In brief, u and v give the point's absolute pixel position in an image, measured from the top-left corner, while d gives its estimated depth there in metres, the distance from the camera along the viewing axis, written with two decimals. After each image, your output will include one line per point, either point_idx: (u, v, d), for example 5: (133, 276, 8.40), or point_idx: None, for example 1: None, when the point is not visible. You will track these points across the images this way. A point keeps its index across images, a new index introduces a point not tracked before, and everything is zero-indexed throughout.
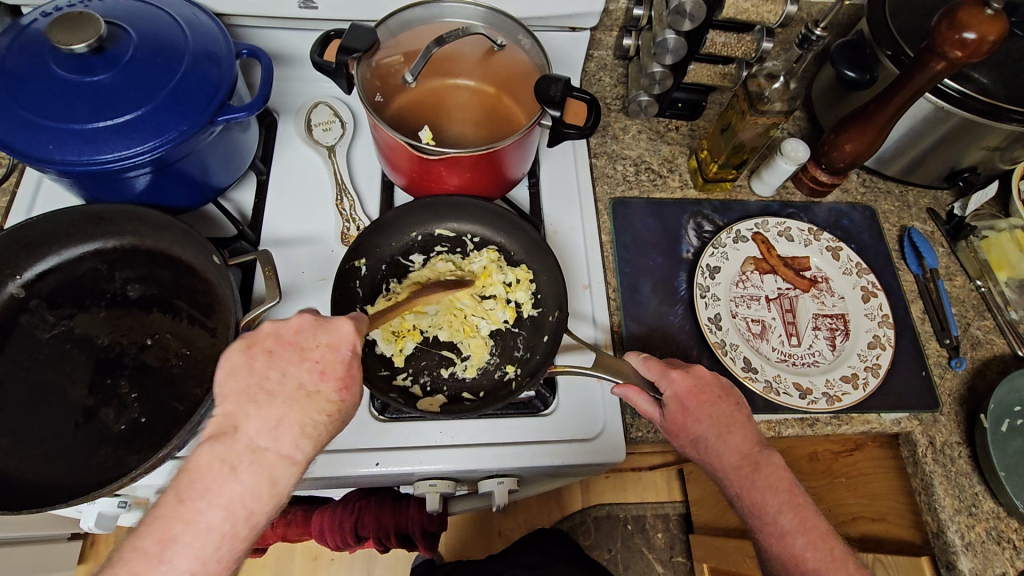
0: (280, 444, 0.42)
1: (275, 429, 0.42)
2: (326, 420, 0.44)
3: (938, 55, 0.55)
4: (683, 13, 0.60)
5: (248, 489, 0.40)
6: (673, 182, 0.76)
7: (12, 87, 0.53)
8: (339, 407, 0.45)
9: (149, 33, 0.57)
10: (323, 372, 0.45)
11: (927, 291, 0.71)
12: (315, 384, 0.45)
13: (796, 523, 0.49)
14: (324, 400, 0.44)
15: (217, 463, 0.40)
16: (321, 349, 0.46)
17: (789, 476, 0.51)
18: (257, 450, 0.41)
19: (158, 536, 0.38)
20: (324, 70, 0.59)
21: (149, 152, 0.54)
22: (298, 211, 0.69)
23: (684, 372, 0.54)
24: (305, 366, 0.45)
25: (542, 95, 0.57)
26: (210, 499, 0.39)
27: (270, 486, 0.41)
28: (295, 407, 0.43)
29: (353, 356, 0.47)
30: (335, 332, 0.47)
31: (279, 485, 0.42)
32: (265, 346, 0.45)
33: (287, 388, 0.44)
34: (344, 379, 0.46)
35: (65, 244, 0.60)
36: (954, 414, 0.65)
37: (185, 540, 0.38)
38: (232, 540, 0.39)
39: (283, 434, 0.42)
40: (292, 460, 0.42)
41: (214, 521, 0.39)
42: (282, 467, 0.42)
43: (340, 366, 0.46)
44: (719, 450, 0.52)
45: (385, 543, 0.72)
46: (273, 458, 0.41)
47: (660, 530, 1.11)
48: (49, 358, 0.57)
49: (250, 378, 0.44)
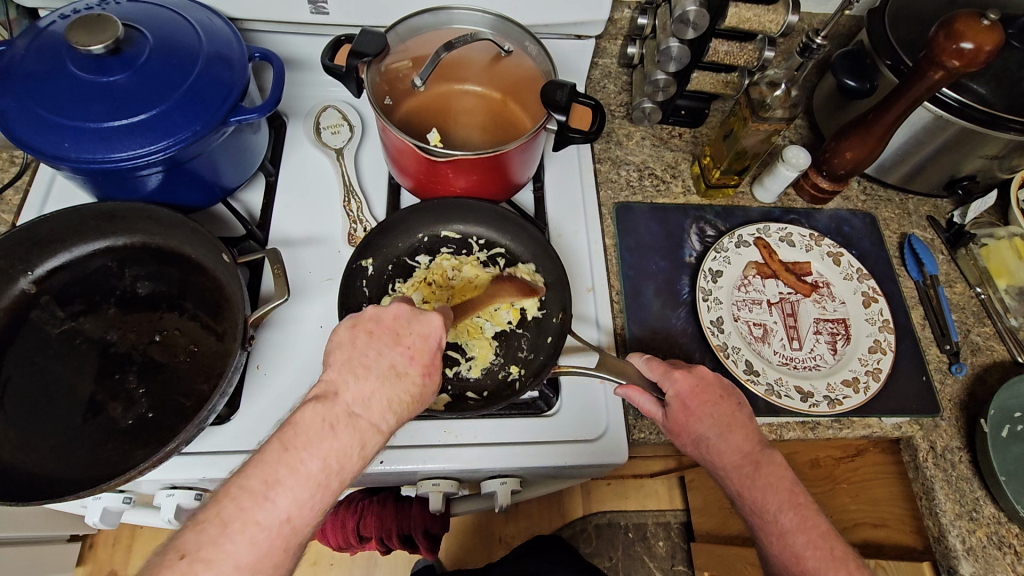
0: (372, 413, 0.43)
1: (369, 400, 0.43)
2: (408, 401, 0.45)
3: (936, 65, 0.56)
4: (687, 22, 0.62)
5: (343, 451, 0.41)
6: (676, 188, 0.77)
7: (29, 86, 0.55)
8: (420, 389, 0.46)
9: (164, 36, 0.58)
10: (412, 358, 0.46)
11: (927, 297, 0.72)
12: (403, 367, 0.45)
13: (796, 522, 0.49)
14: (410, 382, 0.45)
15: (318, 423, 0.41)
16: (413, 337, 0.47)
17: (789, 474, 0.51)
18: (353, 416, 0.42)
19: (263, 478, 0.38)
20: (334, 74, 0.60)
21: (162, 151, 0.55)
22: (306, 212, 0.70)
23: (686, 372, 0.54)
24: (397, 349, 0.46)
25: (548, 99, 0.58)
26: (312, 450, 0.40)
27: (360, 448, 0.42)
28: (385, 384, 0.44)
29: (440, 349, 0.48)
30: (427, 324, 0.48)
31: (367, 449, 0.42)
32: (367, 326, 0.47)
33: (380, 367, 0.45)
34: (429, 367, 0.47)
35: (77, 241, 0.61)
36: (955, 419, 0.65)
37: (284, 485, 0.39)
38: (325, 491, 0.40)
39: (375, 404, 0.43)
40: (379, 430, 0.43)
41: (313, 470, 0.39)
42: (370, 435, 0.43)
43: (427, 354, 0.47)
44: (718, 449, 0.52)
45: (387, 544, 0.72)
46: (366, 424, 0.42)
47: (661, 539, 1.11)
48: (58, 353, 0.58)
49: (352, 352, 0.45)
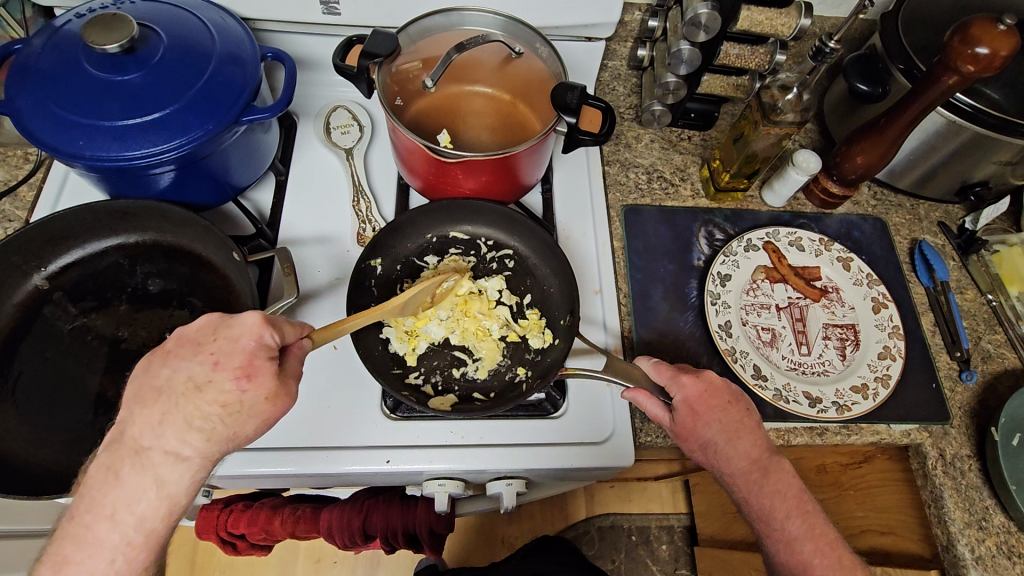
0: (166, 442, 0.39)
1: (159, 428, 0.39)
2: (222, 415, 0.40)
3: (950, 70, 0.56)
4: (698, 24, 0.62)
5: (131, 496, 0.38)
6: (684, 191, 0.77)
7: (44, 84, 0.55)
8: (239, 399, 0.41)
9: (178, 36, 0.59)
10: (217, 364, 0.41)
11: (937, 304, 0.71)
12: (206, 377, 0.40)
13: (804, 531, 0.49)
14: (217, 391, 0.40)
15: (101, 474, 0.39)
16: (219, 342, 0.42)
17: (797, 482, 0.51)
18: (142, 451, 0.39)
19: (53, 561, 0.38)
20: (346, 74, 0.60)
21: (175, 150, 0.56)
22: (315, 211, 0.70)
23: (695, 377, 0.54)
24: (197, 359, 0.41)
25: (558, 102, 0.58)
26: (97, 512, 0.39)
27: (158, 488, 0.39)
28: (181, 402, 0.40)
29: (259, 347, 0.42)
30: (236, 326, 0.43)
31: (171, 487, 0.39)
32: (164, 346, 0.43)
33: (177, 385, 0.40)
34: (243, 368, 0.41)
35: (89, 238, 0.62)
36: (964, 427, 0.64)
37: (76, 562, 0.38)
38: (130, 550, 0.39)
39: (167, 433, 0.39)
40: (182, 458, 0.40)
41: (102, 535, 0.38)
42: (171, 466, 0.39)
43: (240, 357, 0.41)
44: (727, 455, 0.52)
45: (393, 543, 0.73)
46: (157, 457, 0.39)
47: (665, 542, 1.10)
48: (70, 348, 0.58)
49: (144, 378, 0.41)
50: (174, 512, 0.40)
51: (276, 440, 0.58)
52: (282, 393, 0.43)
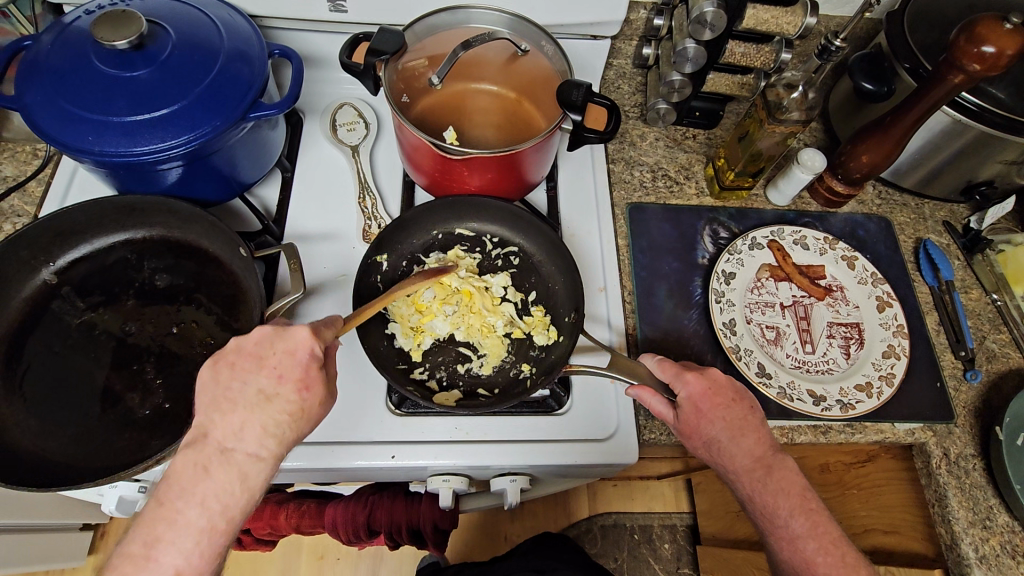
0: (247, 443, 0.42)
1: (240, 433, 0.42)
2: (290, 420, 0.44)
3: (956, 68, 0.56)
4: (705, 23, 0.61)
5: (220, 487, 0.40)
6: (689, 189, 0.77)
7: (53, 80, 0.56)
8: (301, 407, 0.45)
9: (186, 32, 0.59)
10: (281, 377, 0.44)
11: (942, 303, 0.71)
12: (274, 388, 0.44)
13: (808, 529, 0.49)
14: (284, 402, 0.44)
15: (189, 468, 0.40)
16: (279, 356, 0.45)
17: (801, 480, 0.51)
18: (226, 451, 0.41)
19: (142, 539, 0.39)
20: (352, 72, 0.61)
21: (183, 146, 0.56)
22: (320, 208, 0.71)
23: (699, 374, 0.54)
24: (263, 372, 0.44)
25: (563, 99, 0.58)
26: (187, 498, 0.40)
27: (241, 481, 0.41)
28: (256, 411, 0.43)
29: (312, 358, 0.45)
30: (292, 339, 0.45)
31: (251, 480, 0.42)
32: (228, 359, 0.45)
33: (248, 395, 0.43)
34: (304, 380, 0.45)
35: (97, 234, 0.62)
36: (969, 427, 0.64)
37: (165, 540, 0.39)
38: (212, 534, 0.40)
39: (247, 435, 0.42)
40: (259, 457, 0.42)
41: (193, 519, 0.39)
42: (251, 465, 0.42)
43: (299, 369, 0.45)
44: (731, 452, 0.52)
45: (398, 539, 0.73)
46: (241, 457, 0.42)
47: (667, 541, 1.10)
48: (78, 342, 0.59)
49: (216, 389, 0.44)
50: (251, 505, 0.42)
51: None
52: (331, 395, 0.47)
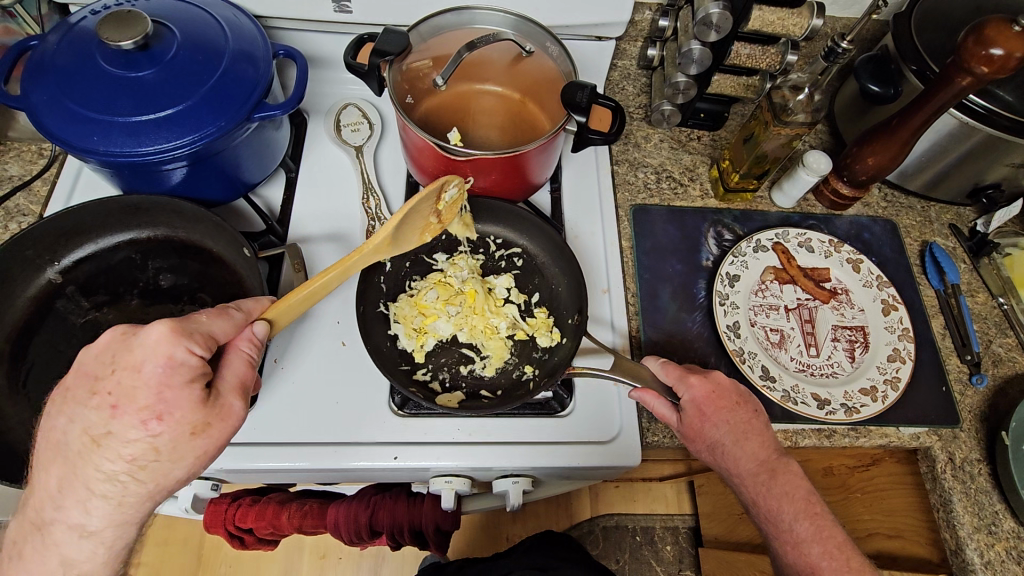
0: (68, 510, 0.43)
1: (60, 495, 0.43)
2: (131, 464, 0.43)
3: (963, 70, 0.56)
4: (710, 24, 0.61)
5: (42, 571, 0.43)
6: (693, 191, 0.77)
7: (59, 79, 0.56)
8: (153, 445, 0.43)
9: (192, 33, 0.59)
10: (118, 408, 0.42)
11: (948, 307, 0.71)
12: (105, 425, 0.42)
13: (813, 532, 0.49)
14: (119, 439, 0.42)
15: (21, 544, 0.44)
16: (116, 379, 0.43)
17: (806, 483, 0.51)
18: (48, 523, 0.43)
19: None
20: (356, 72, 0.61)
21: (187, 146, 0.56)
22: (324, 209, 0.71)
23: (703, 378, 0.54)
24: (94, 403, 0.43)
25: (568, 101, 0.58)
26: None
27: (63, 560, 0.44)
28: (86, 456, 0.42)
29: (168, 371, 0.43)
30: (137, 353, 0.43)
31: (77, 553, 0.44)
32: (68, 384, 0.44)
33: (77, 441, 0.43)
34: (149, 409, 0.42)
35: (102, 233, 0.62)
36: (974, 431, 0.64)
37: None
38: None
39: (69, 504, 0.43)
40: (85, 529, 0.43)
41: None
42: (77, 534, 0.43)
43: (145, 394, 0.42)
44: (735, 455, 0.52)
45: (399, 540, 0.73)
46: (62, 531, 0.43)
47: (669, 543, 1.10)
48: (82, 342, 0.59)
49: (50, 426, 0.44)
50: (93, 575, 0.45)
51: (286, 436, 0.58)
52: (211, 416, 0.44)
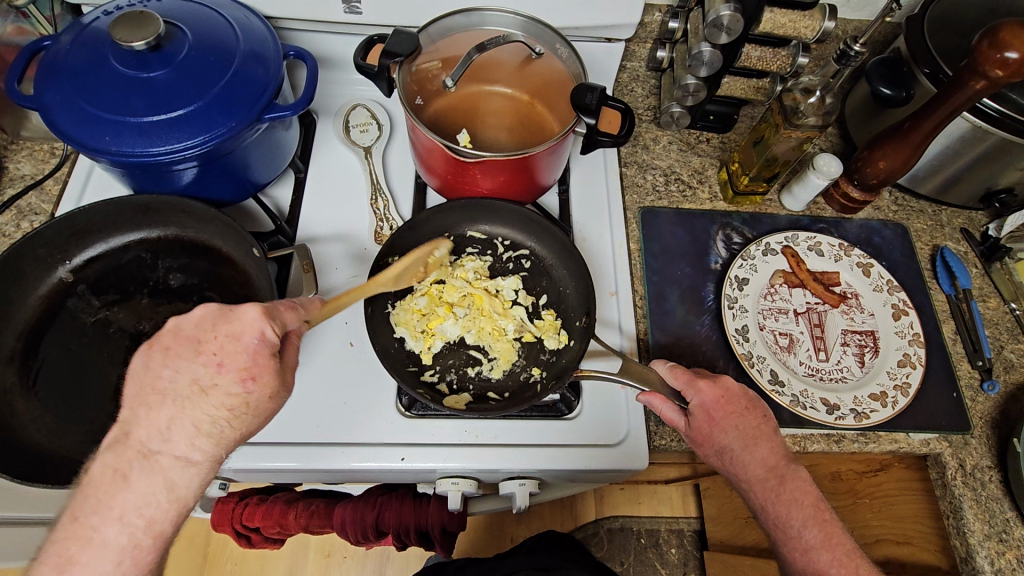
0: (173, 444, 0.41)
1: (167, 431, 0.41)
2: (228, 415, 0.42)
3: (978, 74, 0.55)
4: (720, 26, 0.61)
5: (139, 500, 0.39)
6: (702, 194, 0.76)
7: (72, 79, 0.56)
8: (244, 400, 0.43)
9: (203, 34, 0.59)
10: (222, 365, 0.42)
11: (959, 312, 0.70)
12: (210, 379, 0.42)
13: (823, 541, 0.48)
14: (223, 393, 0.42)
15: (106, 473, 0.39)
16: (221, 341, 0.43)
17: (814, 489, 0.50)
18: (149, 454, 0.40)
19: (55, 561, 0.38)
20: (366, 73, 0.61)
21: (198, 146, 0.56)
22: (333, 210, 0.71)
23: (712, 382, 0.54)
24: (199, 360, 0.42)
25: (577, 102, 0.58)
26: (103, 514, 0.39)
27: (168, 490, 0.40)
28: (187, 405, 0.41)
29: (262, 344, 0.44)
30: (237, 323, 0.43)
31: (180, 488, 0.41)
32: (163, 345, 0.43)
33: (181, 387, 0.42)
34: (247, 369, 0.43)
35: (112, 232, 0.63)
36: (985, 438, 0.64)
37: (78, 563, 0.38)
38: (137, 551, 0.39)
39: (176, 433, 0.41)
40: (189, 460, 0.41)
41: (109, 536, 0.39)
42: (178, 468, 0.41)
43: (243, 356, 0.43)
44: (744, 460, 0.52)
45: (405, 540, 0.73)
46: (167, 461, 0.40)
47: (674, 546, 1.10)
48: (92, 340, 0.59)
49: (143, 379, 0.42)
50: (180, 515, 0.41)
51: (294, 435, 0.58)
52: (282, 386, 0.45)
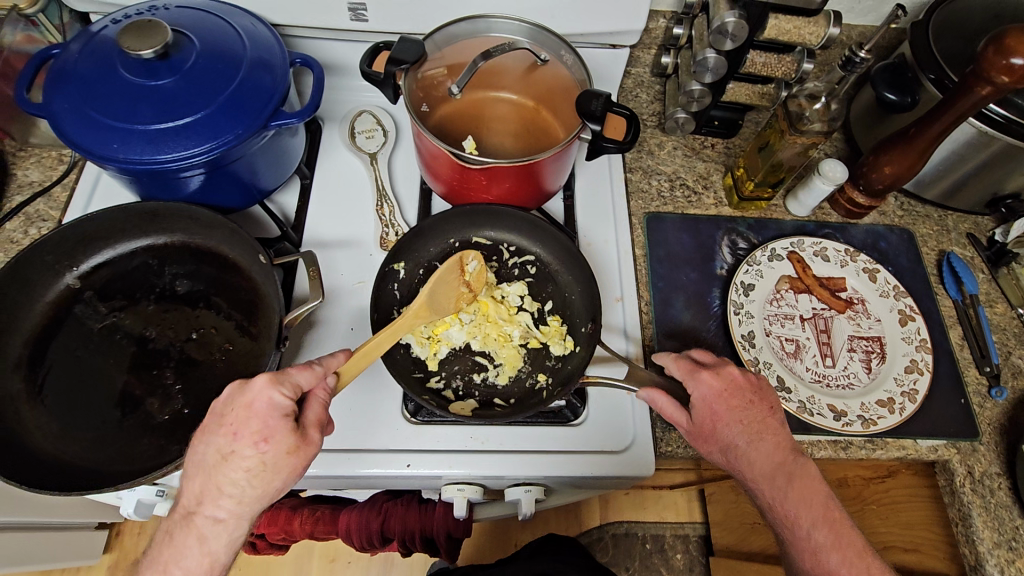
0: (207, 507, 0.43)
1: (200, 496, 0.43)
2: (249, 478, 0.43)
3: (983, 80, 0.55)
4: (725, 33, 0.61)
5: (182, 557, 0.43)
6: (707, 199, 0.76)
7: (81, 88, 0.57)
8: (261, 460, 0.43)
9: (211, 42, 0.60)
10: (236, 434, 0.43)
11: (967, 317, 0.70)
12: (228, 447, 0.43)
13: (834, 542, 0.48)
14: (240, 460, 0.43)
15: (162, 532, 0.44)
16: (235, 411, 0.44)
17: (827, 489, 0.50)
18: (189, 515, 0.43)
19: None
20: (372, 80, 0.62)
21: (205, 154, 0.57)
22: (339, 216, 0.71)
23: (714, 374, 0.55)
24: (220, 431, 0.44)
25: (583, 109, 0.59)
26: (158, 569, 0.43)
27: (200, 545, 0.43)
28: (213, 474, 0.43)
29: (272, 408, 0.44)
30: (248, 391, 0.44)
31: (211, 545, 0.43)
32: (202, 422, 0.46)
33: (208, 458, 0.43)
34: (261, 434, 0.43)
35: (120, 239, 0.63)
36: (993, 444, 0.63)
37: None
38: None
39: (205, 498, 0.43)
40: (217, 519, 0.43)
41: None
42: (211, 527, 0.43)
43: (255, 422, 0.43)
44: (750, 458, 0.52)
45: (410, 546, 0.72)
46: (200, 520, 0.43)
47: (679, 551, 1.09)
48: (99, 346, 0.59)
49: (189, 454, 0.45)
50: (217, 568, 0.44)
51: None
52: (302, 441, 0.45)
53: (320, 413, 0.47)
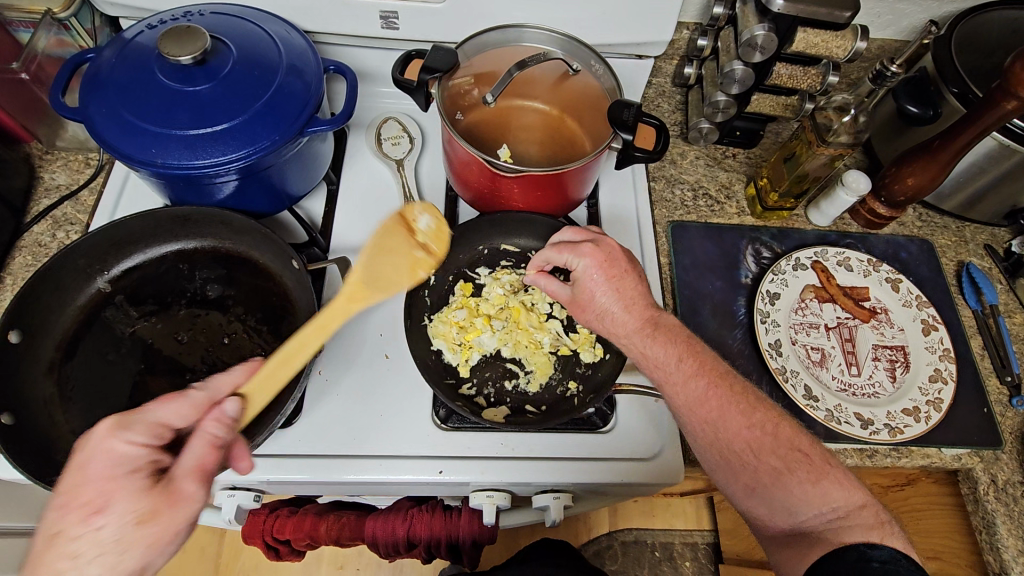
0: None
1: None
2: (101, 553, 0.39)
3: (1010, 95, 0.56)
4: (755, 45, 0.62)
5: None
6: (730, 209, 0.77)
7: (117, 93, 0.57)
8: (108, 528, 0.39)
9: (247, 49, 0.60)
10: (75, 501, 0.39)
11: (986, 327, 0.71)
12: (60, 524, 0.39)
13: (703, 389, 0.50)
14: (80, 534, 0.39)
15: None
16: (74, 475, 0.40)
17: (688, 337, 0.54)
18: None
19: None
20: (405, 88, 0.62)
21: (241, 159, 0.57)
22: (367, 221, 0.71)
23: (594, 247, 0.58)
24: (56, 506, 0.39)
25: (615, 118, 0.59)
26: None
27: None
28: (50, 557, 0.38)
29: (119, 460, 0.41)
30: (87, 447, 0.41)
31: None
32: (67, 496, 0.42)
33: (43, 540, 0.39)
34: (103, 498, 0.39)
35: (150, 243, 0.63)
36: (1015, 453, 0.64)
37: None
38: None
39: None
40: None
41: None
42: None
43: (96, 483, 0.40)
44: (619, 322, 0.56)
45: (433, 551, 0.73)
46: None
47: (688, 559, 1.09)
48: (130, 351, 0.59)
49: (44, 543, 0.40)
50: None
51: (330, 447, 0.58)
52: (164, 496, 0.41)
53: (201, 458, 0.43)
